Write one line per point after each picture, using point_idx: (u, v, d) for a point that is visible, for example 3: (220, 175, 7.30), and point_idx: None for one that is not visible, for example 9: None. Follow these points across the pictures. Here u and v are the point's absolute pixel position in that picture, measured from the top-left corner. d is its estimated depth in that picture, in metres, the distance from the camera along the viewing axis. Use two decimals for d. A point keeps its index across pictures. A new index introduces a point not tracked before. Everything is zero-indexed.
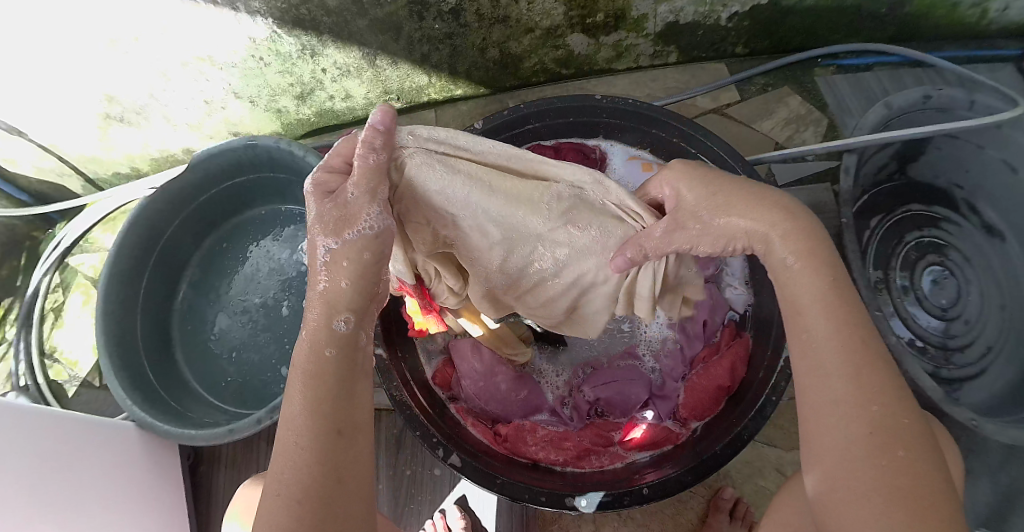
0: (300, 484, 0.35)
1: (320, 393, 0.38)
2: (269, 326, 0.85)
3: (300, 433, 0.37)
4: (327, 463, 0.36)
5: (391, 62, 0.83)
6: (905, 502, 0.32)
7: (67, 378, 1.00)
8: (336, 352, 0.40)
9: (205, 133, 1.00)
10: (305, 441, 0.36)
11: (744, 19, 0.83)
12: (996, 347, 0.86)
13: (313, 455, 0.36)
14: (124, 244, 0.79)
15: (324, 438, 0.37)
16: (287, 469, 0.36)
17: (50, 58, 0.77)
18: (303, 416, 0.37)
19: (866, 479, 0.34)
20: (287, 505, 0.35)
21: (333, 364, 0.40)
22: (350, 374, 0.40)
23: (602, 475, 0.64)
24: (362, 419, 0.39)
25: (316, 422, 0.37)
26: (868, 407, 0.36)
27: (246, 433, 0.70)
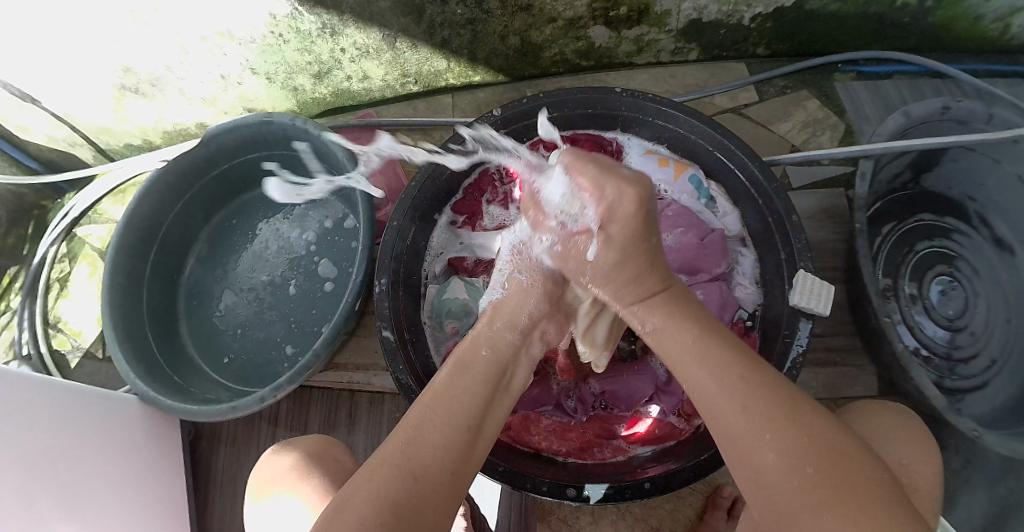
0: (431, 465, 0.36)
1: (452, 391, 0.42)
2: (274, 304, 0.84)
3: (434, 418, 0.39)
4: (457, 450, 0.38)
5: (411, 45, 0.82)
6: (830, 487, 0.31)
7: (70, 348, 1.00)
8: (493, 355, 0.47)
9: (219, 109, 0.99)
10: (444, 423, 0.39)
11: (766, 20, 0.83)
12: (1000, 360, 0.85)
13: (447, 440, 0.38)
14: (134, 216, 0.79)
15: (458, 431, 0.39)
16: (416, 446, 0.37)
17: (69, 25, 0.77)
18: (446, 409, 0.40)
19: (776, 456, 0.33)
20: (405, 475, 0.35)
21: (484, 365, 0.46)
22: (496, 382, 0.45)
23: (604, 467, 0.64)
24: (488, 424, 0.43)
25: (455, 414, 0.40)
26: (732, 387, 0.37)
27: (248, 410, 0.70)
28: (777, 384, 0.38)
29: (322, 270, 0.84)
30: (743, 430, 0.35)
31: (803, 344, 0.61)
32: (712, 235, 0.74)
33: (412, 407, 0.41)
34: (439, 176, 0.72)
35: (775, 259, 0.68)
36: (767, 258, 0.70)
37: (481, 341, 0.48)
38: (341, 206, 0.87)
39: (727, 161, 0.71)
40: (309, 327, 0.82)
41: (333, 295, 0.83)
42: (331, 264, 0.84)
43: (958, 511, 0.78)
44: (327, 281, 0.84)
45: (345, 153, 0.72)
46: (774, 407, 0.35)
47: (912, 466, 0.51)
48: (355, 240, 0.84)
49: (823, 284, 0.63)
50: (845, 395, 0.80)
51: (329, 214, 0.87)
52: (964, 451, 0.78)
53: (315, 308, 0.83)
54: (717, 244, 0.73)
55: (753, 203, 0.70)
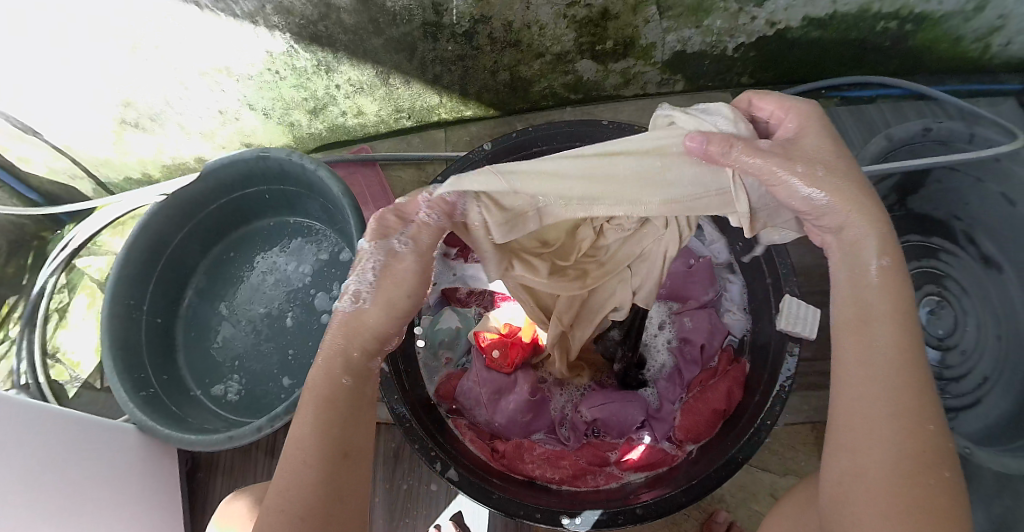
0: (304, 502, 0.38)
1: (322, 422, 0.41)
2: (272, 335, 0.85)
3: (306, 457, 0.40)
4: (331, 483, 0.40)
5: (403, 81, 0.84)
6: (927, 517, 0.34)
7: (68, 378, 1.01)
8: (354, 381, 0.45)
9: (217, 143, 1.01)
10: (307, 462, 0.39)
11: (750, 50, 0.85)
12: (991, 378, 0.86)
13: (319, 477, 0.39)
14: (134, 249, 0.80)
15: (329, 462, 0.40)
16: (290, 491, 0.39)
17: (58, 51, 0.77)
18: (318, 440, 0.40)
19: (882, 468, 0.36)
20: (289, 520, 0.38)
21: (347, 391, 0.44)
22: (360, 402, 0.44)
23: (597, 494, 0.64)
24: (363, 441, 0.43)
25: (326, 444, 0.40)
26: (874, 394, 0.38)
27: (245, 441, 0.71)
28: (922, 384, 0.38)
29: (319, 301, 0.85)
30: (864, 427, 0.38)
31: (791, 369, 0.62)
32: (699, 263, 0.76)
33: (286, 447, 0.41)
34: None
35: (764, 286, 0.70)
36: (756, 285, 0.71)
37: (344, 350, 0.46)
38: (337, 238, 0.89)
39: None
40: (306, 359, 0.82)
41: (330, 326, 0.84)
42: (328, 296, 0.85)
43: None
44: (324, 312, 0.85)
45: (340, 188, 0.73)
46: (898, 429, 0.37)
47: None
48: (352, 273, 0.85)
49: (808, 308, 0.66)
50: None
51: (325, 246, 0.89)
52: (959, 469, 0.79)
53: (312, 339, 0.84)
54: (704, 271, 0.75)
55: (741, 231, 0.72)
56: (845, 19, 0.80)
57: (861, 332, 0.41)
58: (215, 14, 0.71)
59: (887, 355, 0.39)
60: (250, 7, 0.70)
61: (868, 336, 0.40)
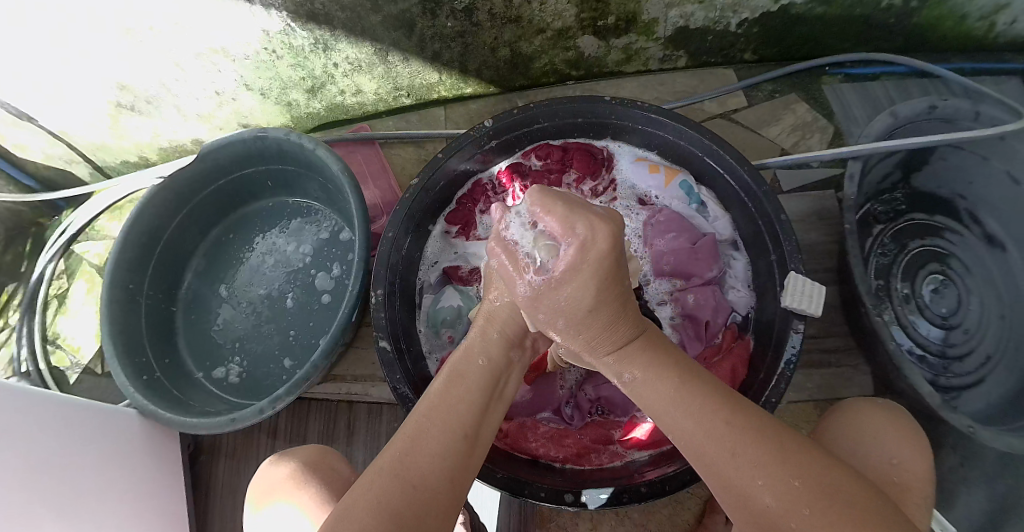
0: (428, 475, 0.39)
1: (450, 398, 0.44)
2: (272, 317, 0.85)
3: (432, 432, 0.41)
4: (453, 461, 0.41)
5: (402, 59, 0.83)
6: (825, 503, 0.34)
7: (68, 364, 1.01)
8: (489, 366, 0.47)
9: (214, 125, 1.00)
10: (437, 436, 0.41)
11: (753, 26, 0.84)
12: (995, 356, 0.86)
13: (443, 448, 0.41)
14: (131, 232, 0.80)
15: (454, 439, 0.42)
16: (414, 458, 0.40)
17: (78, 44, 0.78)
18: (451, 420, 0.43)
19: (774, 500, 0.35)
20: (404, 485, 0.38)
21: (479, 375, 0.47)
22: (490, 390, 0.46)
23: (602, 472, 0.65)
24: (482, 434, 0.45)
25: (452, 422, 0.42)
26: (715, 431, 0.38)
27: (247, 422, 0.71)
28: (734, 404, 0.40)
29: (319, 282, 0.85)
30: (726, 468, 0.37)
31: (797, 347, 0.61)
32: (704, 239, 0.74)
33: (411, 419, 0.44)
34: (433, 188, 0.72)
35: (766, 264, 0.69)
36: (759, 262, 0.71)
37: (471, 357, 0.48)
38: (337, 219, 0.88)
39: (721, 170, 0.70)
40: (307, 339, 0.82)
41: (330, 308, 0.83)
42: (328, 277, 0.85)
43: (958, 509, 0.78)
44: (324, 293, 0.84)
45: (339, 166, 0.73)
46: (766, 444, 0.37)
47: (903, 465, 0.52)
48: (351, 253, 0.85)
49: (814, 284, 0.62)
50: (841, 395, 0.80)
51: (324, 227, 0.88)
52: (961, 448, 0.78)
53: (312, 320, 0.83)
54: (709, 248, 0.74)
55: (744, 208, 0.71)
56: None
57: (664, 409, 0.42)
58: None
59: (699, 385, 0.42)
60: None
61: (667, 419, 0.41)
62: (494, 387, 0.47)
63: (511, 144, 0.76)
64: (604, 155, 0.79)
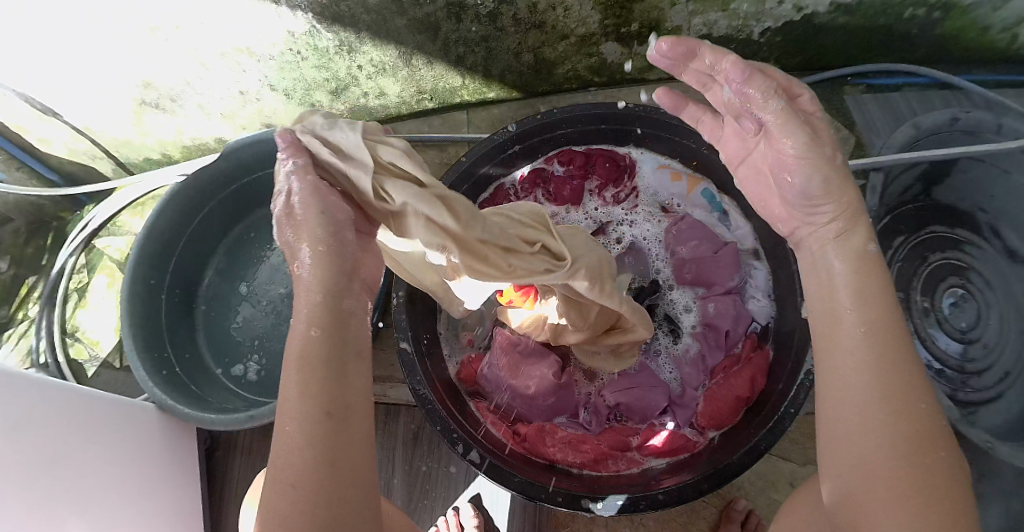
0: (294, 480, 0.32)
1: (299, 382, 0.35)
2: (291, 315, 0.86)
3: (288, 435, 0.33)
4: (321, 444, 0.33)
5: (426, 62, 0.84)
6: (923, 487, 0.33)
7: (87, 358, 1.02)
8: (323, 332, 0.37)
9: (237, 124, 1.01)
10: (292, 439, 0.33)
11: (776, 35, 0.84)
12: (1014, 372, 0.85)
13: (302, 443, 0.33)
14: (154, 229, 0.81)
15: (313, 422, 0.33)
16: (277, 475, 0.33)
17: (76, 43, 0.79)
18: (298, 411, 0.34)
19: (876, 453, 0.35)
20: (280, 500, 0.31)
21: (320, 344, 0.37)
22: (339, 356, 0.37)
23: (618, 479, 0.65)
24: (355, 401, 0.36)
25: (305, 409, 0.34)
26: (865, 385, 0.37)
27: (265, 419, 0.71)
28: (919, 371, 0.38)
29: None
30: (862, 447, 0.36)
31: (815, 356, 0.61)
32: (726, 247, 0.74)
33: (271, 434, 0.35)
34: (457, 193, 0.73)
35: (787, 274, 0.69)
36: (781, 272, 0.70)
37: (323, 300, 0.39)
38: None
39: (741, 176, 0.71)
40: None
41: None
42: None
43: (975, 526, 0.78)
44: None
45: None
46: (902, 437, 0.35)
47: None
48: None
49: None
50: None
51: None
52: (979, 463, 0.78)
53: None
54: (731, 256, 0.74)
55: (767, 218, 0.71)
56: (873, 6, 0.79)
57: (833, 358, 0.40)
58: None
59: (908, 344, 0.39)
60: None
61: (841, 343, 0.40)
62: (343, 344, 0.38)
63: (534, 149, 0.76)
64: (626, 162, 0.80)
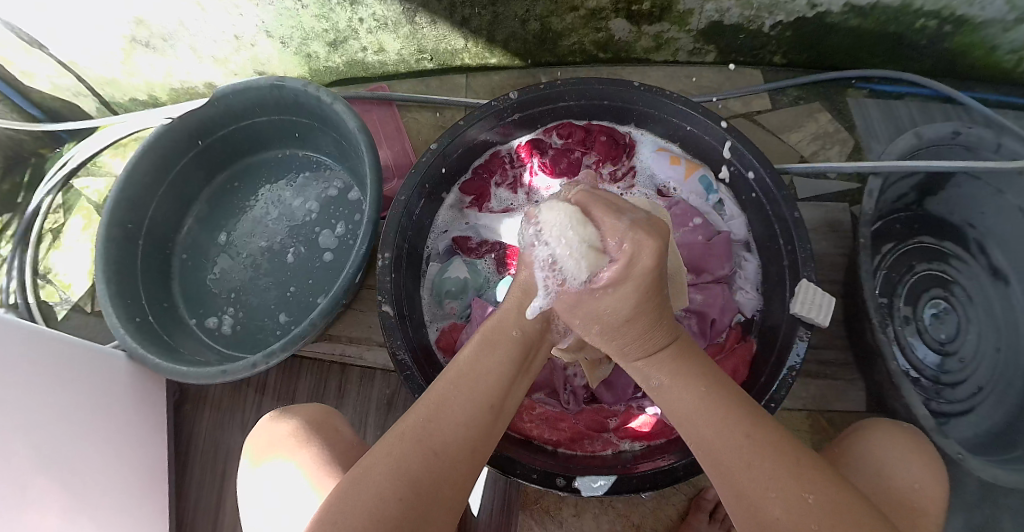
0: (450, 444, 0.41)
1: (482, 368, 0.45)
2: (270, 270, 0.84)
3: (456, 409, 0.42)
4: (476, 434, 0.42)
5: (430, 21, 0.82)
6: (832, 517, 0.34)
7: (58, 300, 0.99)
8: (523, 335, 0.48)
9: (229, 70, 0.98)
10: (461, 408, 0.42)
11: (785, 30, 0.83)
12: (986, 387, 0.86)
13: (471, 418, 0.42)
14: (135, 171, 0.78)
15: (479, 416, 0.43)
16: (438, 426, 0.41)
17: (54, 24, 0.85)
18: (475, 390, 0.44)
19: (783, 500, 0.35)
20: (426, 452, 0.40)
21: (514, 341, 0.47)
22: (519, 363, 0.47)
23: (593, 460, 0.64)
24: (506, 407, 0.46)
25: (480, 398, 0.43)
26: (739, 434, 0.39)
27: (239, 375, 0.69)
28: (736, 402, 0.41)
29: (324, 240, 0.83)
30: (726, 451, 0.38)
31: (801, 353, 0.60)
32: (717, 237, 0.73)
33: (437, 383, 0.44)
34: (448, 157, 0.70)
35: (777, 269, 0.68)
36: (770, 266, 0.70)
37: (522, 303, 0.49)
38: (347, 177, 0.86)
39: (737, 164, 0.70)
40: (305, 297, 0.81)
41: (332, 266, 0.82)
42: (332, 236, 0.83)
43: None
44: (327, 252, 0.83)
45: (356, 124, 0.71)
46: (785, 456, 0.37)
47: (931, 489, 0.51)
48: (358, 213, 0.83)
49: (824, 295, 0.62)
50: (834, 407, 0.80)
51: (333, 185, 0.87)
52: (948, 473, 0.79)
53: (312, 278, 0.82)
54: (722, 245, 0.73)
55: (761, 210, 0.69)
56: (886, 11, 0.78)
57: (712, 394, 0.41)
58: None
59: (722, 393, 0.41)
60: None
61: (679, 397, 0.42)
62: (521, 368, 0.48)
63: (534, 119, 0.74)
64: (626, 141, 0.78)
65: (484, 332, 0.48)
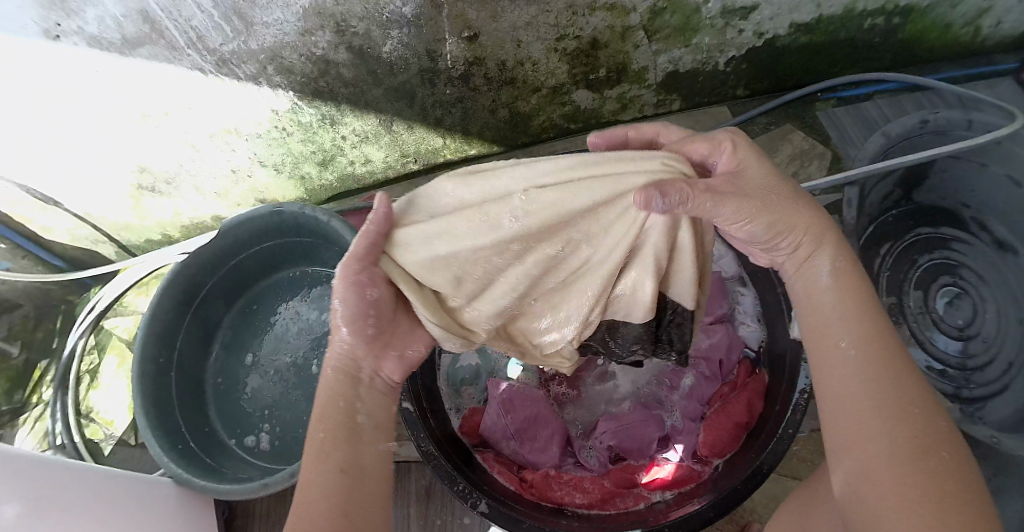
0: (319, 513, 0.41)
1: (322, 443, 0.46)
2: (299, 383, 0.88)
3: (311, 480, 0.44)
4: (338, 496, 0.43)
5: (406, 127, 0.87)
6: (935, 488, 0.35)
7: (103, 437, 1.03)
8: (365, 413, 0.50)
9: (231, 202, 1.04)
10: (318, 484, 0.43)
11: (740, 62, 0.87)
12: (1017, 363, 0.84)
13: (324, 488, 0.43)
14: (159, 308, 0.83)
15: (333, 477, 0.44)
16: (303, 507, 0.42)
17: (68, 180, 0.91)
18: (325, 456, 0.45)
19: (883, 456, 0.37)
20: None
21: (344, 409, 0.49)
22: (351, 422, 0.48)
23: (626, 516, 0.64)
24: (367, 464, 0.46)
25: (327, 464, 0.45)
26: (863, 407, 0.40)
27: (279, 487, 0.71)
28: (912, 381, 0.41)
29: None
30: (854, 400, 0.41)
31: (809, 377, 0.63)
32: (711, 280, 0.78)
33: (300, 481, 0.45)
34: None
35: (774, 298, 0.70)
36: (769, 298, 0.71)
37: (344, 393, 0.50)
38: None
39: None
40: None
41: None
42: None
43: None
44: None
45: (353, 236, 0.75)
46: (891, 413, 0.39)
47: None
48: None
49: None
50: None
51: None
52: (992, 459, 0.78)
53: None
54: (717, 286, 0.78)
55: None
56: (831, 23, 0.82)
57: (829, 339, 0.45)
58: (220, 78, 0.75)
59: (894, 388, 0.40)
60: (252, 69, 0.74)
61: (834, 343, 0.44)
62: (354, 420, 0.49)
63: None
64: None
65: (337, 395, 0.50)
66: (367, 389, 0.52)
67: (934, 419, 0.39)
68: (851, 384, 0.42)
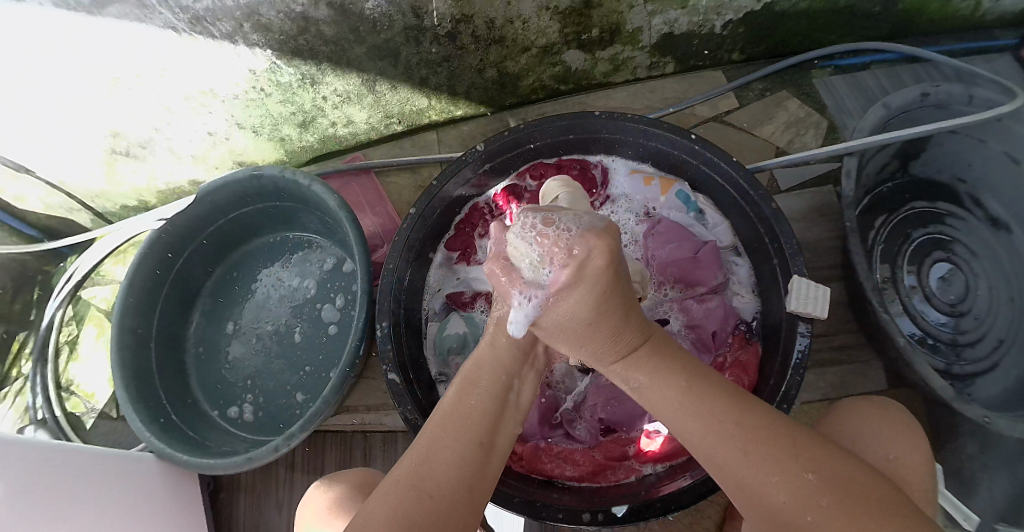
0: (444, 482, 0.41)
1: (462, 411, 0.45)
2: (282, 352, 0.86)
3: (445, 445, 0.43)
4: (471, 472, 0.42)
5: (390, 87, 0.84)
6: (831, 499, 0.35)
7: (84, 410, 1.01)
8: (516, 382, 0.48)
9: (209, 165, 1.01)
10: (453, 448, 0.42)
11: (738, 26, 0.84)
12: (1007, 340, 0.83)
13: (459, 457, 0.42)
14: (135, 278, 0.80)
15: (468, 447, 0.43)
16: (426, 474, 0.41)
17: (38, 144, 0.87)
18: (465, 419, 0.44)
19: (788, 496, 0.36)
20: (421, 495, 0.40)
21: (490, 375, 0.47)
22: (501, 388, 0.47)
23: (619, 489, 0.65)
24: (497, 442, 0.46)
25: (468, 434, 0.43)
26: (726, 432, 0.38)
27: (263, 460, 0.70)
28: (739, 411, 0.39)
29: (325, 314, 0.86)
30: (706, 442, 0.39)
31: (803, 349, 0.60)
32: (705, 248, 0.73)
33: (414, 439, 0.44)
34: (430, 216, 0.72)
35: (767, 268, 0.69)
36: (761, 267, 0.70)
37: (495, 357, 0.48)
38: (337, 249, 0.89)
39: (711, 173, 0.70)
40: (318, 373, 0.83)
41: (337, 339, 0.84)
42: (334, 308, 0.86)
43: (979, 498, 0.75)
44: (331, 324, 0.85)
45: (334, 199, 0.73)
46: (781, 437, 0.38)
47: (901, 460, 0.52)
48: (355, 283, 0.86)
49: (818, 287, 0.61)
50: (853, 391, 0.79)
51: (326, 258, 0.89)
52: None
53: (322, 354, 0.84)
54: (711, 255, 0.73)
55: (744, 215, 0.70)
56: None
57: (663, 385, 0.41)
58: (194, 36, 0.71)
59: (751, 414, 0.39)
60: (228, 27, 0.70)
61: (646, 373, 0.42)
62: (506, 401, 0.47)
63: (503, 167, 0.76)
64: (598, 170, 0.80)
65: (482, 363, 0.48)
66: (531, 367, 0.51)
67: (797, 441, 0.38)
68: (687, 425, 0.40)
